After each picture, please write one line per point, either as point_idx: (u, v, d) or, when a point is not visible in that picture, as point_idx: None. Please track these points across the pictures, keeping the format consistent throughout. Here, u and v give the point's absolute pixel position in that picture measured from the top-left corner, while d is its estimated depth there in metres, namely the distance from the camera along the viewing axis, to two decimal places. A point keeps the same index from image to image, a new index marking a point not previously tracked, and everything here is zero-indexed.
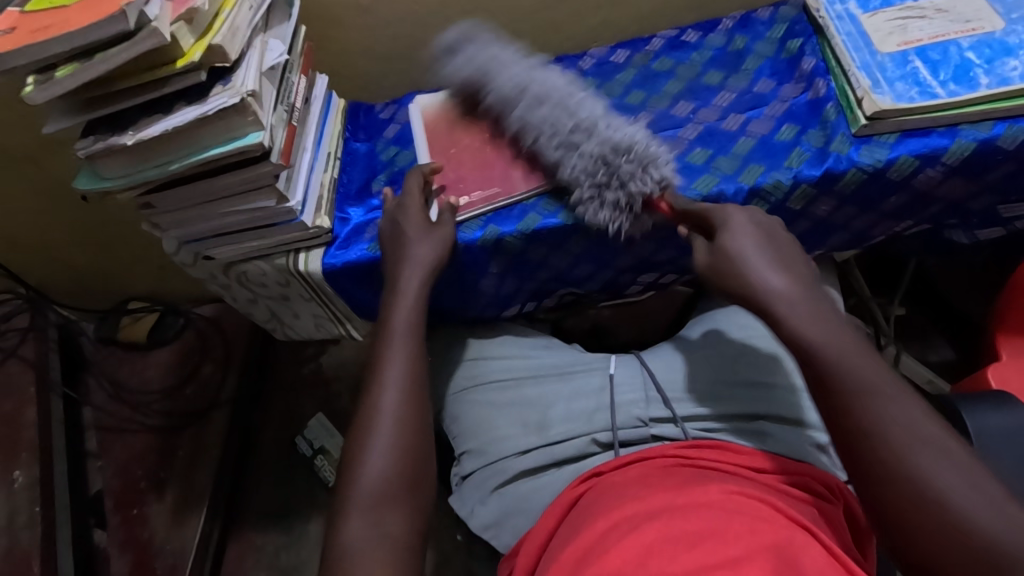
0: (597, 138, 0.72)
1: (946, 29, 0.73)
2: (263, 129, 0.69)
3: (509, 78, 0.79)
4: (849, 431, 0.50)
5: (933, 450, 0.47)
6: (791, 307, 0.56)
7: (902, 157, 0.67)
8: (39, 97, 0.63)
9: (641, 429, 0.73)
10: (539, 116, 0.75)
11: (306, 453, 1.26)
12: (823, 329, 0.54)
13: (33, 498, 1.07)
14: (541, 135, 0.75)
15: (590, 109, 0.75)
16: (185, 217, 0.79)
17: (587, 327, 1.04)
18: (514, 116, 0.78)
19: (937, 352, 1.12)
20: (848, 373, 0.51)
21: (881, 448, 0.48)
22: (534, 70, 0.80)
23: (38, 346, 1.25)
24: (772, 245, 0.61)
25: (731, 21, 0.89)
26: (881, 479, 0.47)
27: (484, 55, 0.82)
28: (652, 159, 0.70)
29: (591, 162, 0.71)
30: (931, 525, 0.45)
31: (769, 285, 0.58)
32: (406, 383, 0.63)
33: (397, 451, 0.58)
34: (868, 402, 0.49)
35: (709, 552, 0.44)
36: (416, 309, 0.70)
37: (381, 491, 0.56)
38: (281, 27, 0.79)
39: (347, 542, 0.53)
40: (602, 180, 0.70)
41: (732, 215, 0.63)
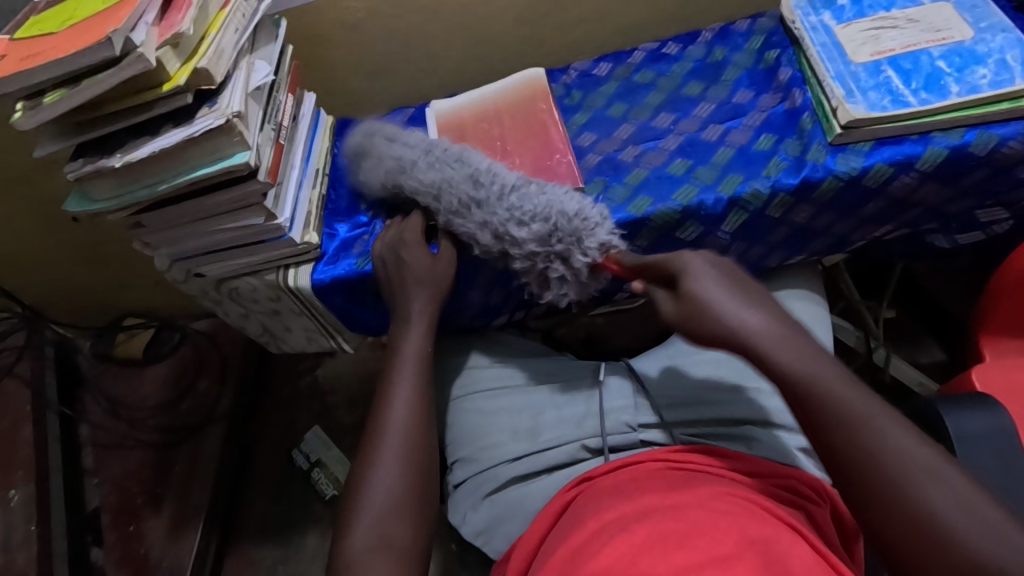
0: (524, 223, 0.70)
1: (917, 38, 0.74)
2: (249, 148, 0.70)
3: (423, 183, 0.76)
4: (845, 452, 0.50)
5: (923, 470, 0.48)
6: (769, 341, 0.56)
7: (876, 165, 0.69)
8: (28, 123, 0.64)
9: (630, 435, 0.73)
10: (455, 204, 0.73)
11: (303, 465, 1.27)
12: (801, 362, 0.54)
13: (29, 516, 1.07)
14: (475, 235, 0.73)
15: (505, 195, 0.72)
16: (176, 236, 0.80)
17: (581, 335, 1.08)
18: (444, 218, 0.75)
19: (926, 353, 1.14)
20: (833, 398, 0.52)
21: (875, 467, 0.49)
22: (438, 159, 0.77)
23: (34, 363, 1.26)
24: (736, 287, 0.60)
25: (710, 33, 0.90)
26: (883, 500, 0.48)
27: (392, 153, 0.80)
28: (585, 228, 0.70)
29: (529, 247, 0.71)
30: (923, 538, 0.46)
31: (737, 326, 0.57)
32: (412, 401, 0.68)
33: (403, 468, 0.63)
34: (857, 425, 0.50)
35: (699, 551, 0.45)
36: (426, 332, 0.74)
37: (387, 507, 0.60)
38: (267, 47, 0.80)
39: (351, 554, 0.56)
40: (546, 261, 0.71)
41: (693, 263, 0.62)
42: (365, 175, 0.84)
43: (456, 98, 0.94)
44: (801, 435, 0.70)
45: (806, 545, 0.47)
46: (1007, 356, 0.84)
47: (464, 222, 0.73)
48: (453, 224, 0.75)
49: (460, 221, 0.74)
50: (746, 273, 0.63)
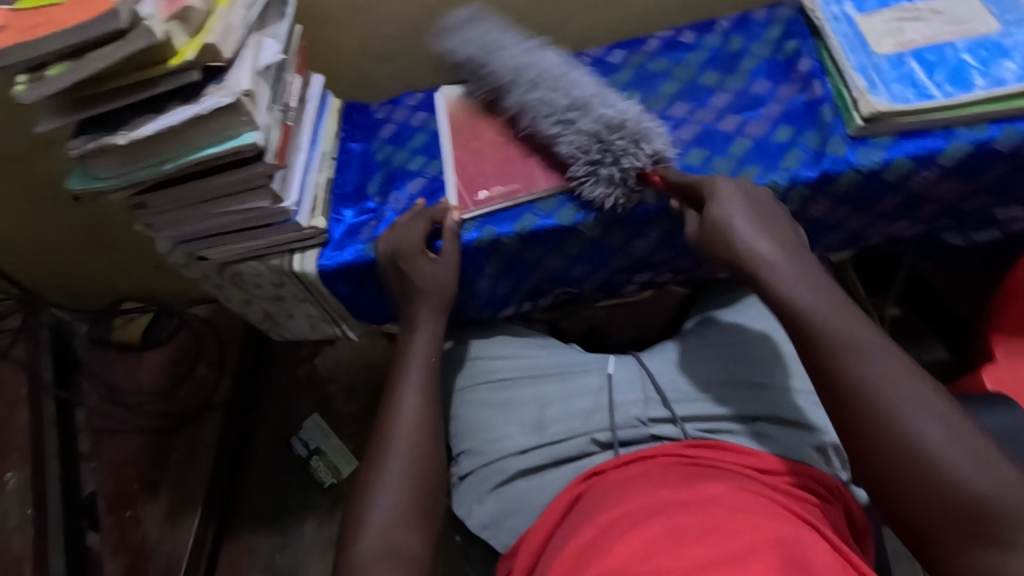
0: (591, 114, 0.74)
1: (941, 31, 0.73)
2: (257, 128, 0.68)
3: (510, 62, 0.81)
4: (835, 377, 0.52)
5: (930, 414, 0.48)
6: (778, 271, 0.59)
7: (897, 158, 0.67)
8: (31, 96, 0.62)
9: (639, 429, 0.72)
10: (536, 95, 0.78)
11: (301, 453, 1.26)
12: (807, 292, 0.57)
13: (25, 499, 1.06)
14: (540, 125, 0.77)
15: (581, 90, 0.77)
16: (179, 219, 0.79)
17: (583, 328, 1.05)
18: (516, 99, 0.80)
19: (930, 352, 1.13)
20: (844, 343, 0.52)
21: (866, 395, 0.50)
22: (530, 49, 0.83)
23: (30, 347, 1.24)
24: (760, 213, 0.64)
25: (728, 22, 0.88)
26: (867, 425, 0.49)
27: (490, 36, 0.84)
28: (643, 135, 0.72)
29: (585, 136, 0.73)
30: (917, 480, 0.46)
31: (748, 240, 0.61)
32: (422, 404, 0.68)
33: (412, 477, 0.63)
34: (864, 366, 0.51)
35: (714, 548, 0.44)
36: (433, 338, 0.74)
37: (397, 514, 0.60)
38: (275, 26, 0.79)
39: (361, 559, 0.56)
40: (595, 158, 0.72)
41: (720, 184, 0.65)
42: (473, 84, 0.88)
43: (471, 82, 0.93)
44: (817, 433, 0.69)
45: (825, 544, 0.46)
46: (1016, 356, 0.84)
47: (535, 104, 0.78)
48: (524, 105, 0.79)
49: (534, 104, 0.78)
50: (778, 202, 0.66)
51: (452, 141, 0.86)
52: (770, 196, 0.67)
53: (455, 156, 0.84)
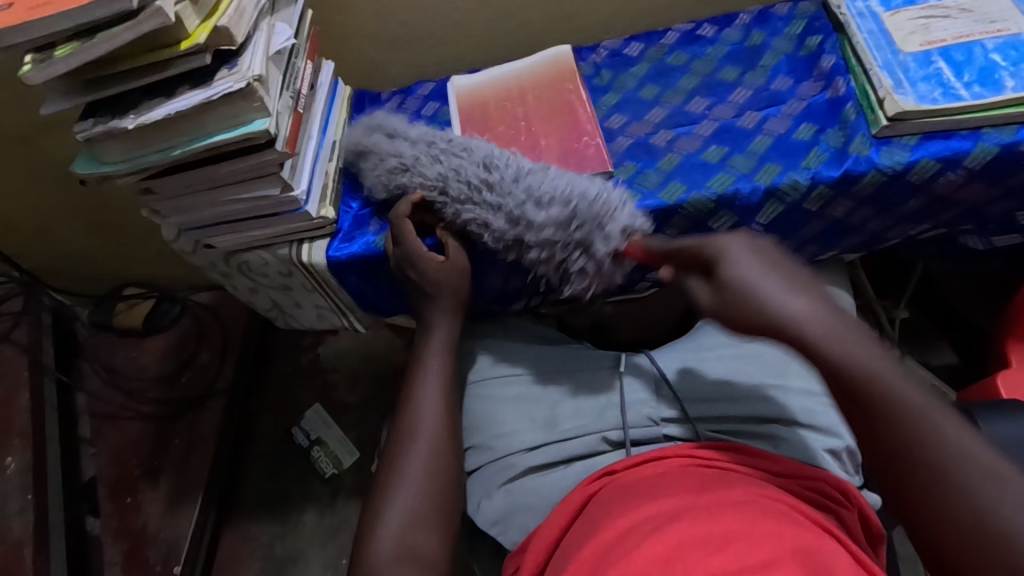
0: (539, 216, 0.69)
1: (970, 29, 0.71)
2: (269, 115, 0.67)
3: (395, 153, 0.78)
4: (896, 448, 0.47)
5: (980, 471, 0.44)
6: (818, 329, 0.51)
7: (922, 160, 0.66)
8: (37, 78, 0.60)
9: (652, 429, 0.71)
10: (470, 201, 0.72)
11: (303, 443, 1.27)
12: (856, 350, 0.50)
13: (25, 484, 1.06)
14: (484, 223, 0.72)
15: (514, 181, 0.71)
16: (187, 205, 0.77)
17: (587, 324, 1.04)
18: (432, 174, 0.75)
19: (938, 356, 1.10)
20: (890, 392, 0.48)
21: (934, 473, 0.45)
22: (443, 152, 0.76)
23: (31, 330, 1.23)
24: (786, 274, 0.55)
25: (749, 16, 0.87)
26: (938, 507, 0.44)
27: (386, 125, 0.82)
28: (605, 213, 0.68)
29: (548, 240, 0.69)
30: (969, 538, 0.43)
31: (776, 304, 0.52)
32: (440, 405, 0.68)
33: (428, 480, 0.62)
34: (915, 425, 0.46)
35: (735, 557, 0.43)
36: (449, 337, 0.74)
37: (411, 517, 0.59)
38: (289, 8, 0.77)
39: (379, 559, 0.56)
40: (568, 252, 0.69)
41: (730, 245, 0.57)
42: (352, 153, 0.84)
43: (481, 72, 0.91)
44: (828, 436, 0.69)
45: (848, 554, 0.45)
46: None
47: (472, 210, 0.72)
48: (462, 216, 0.73)
49: (470, 211, 0.72)
50: (784, 250, 0.58)
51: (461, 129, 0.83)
52: (779, 251, 0.58)
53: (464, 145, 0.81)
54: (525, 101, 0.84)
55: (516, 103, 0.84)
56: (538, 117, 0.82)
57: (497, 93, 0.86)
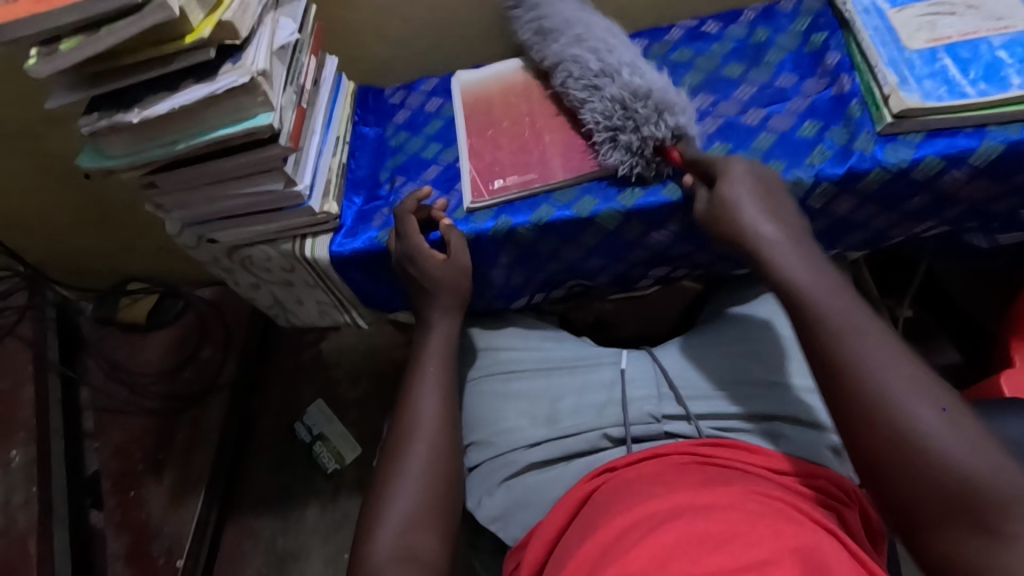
0: (620, 81, 0.73)
1: (977, 26, 0.71)
2: (273, 110, 0.67)
3: (562, 18, 0.81)
4: (834, 359, 0.53)
5: (887, 363, 0.51)
6: (777, 248, 0.61)
7: (927, 157, 0.66)
8: (43, 70, 0.60)
9: (653, 426, 0.71)
10: (574, 51, 0.78)
11: (305, 438, 1.26)
12: (810, 275, 0.59)
13: (30, 477, 1.06)
14: (571, 70, 0.77)
15: (617, 51, 0.77)
16: (191, 200, 0.77)
17: (590, 320, 1.03)
18: (554, 56, 0.80)
19: (940, 354, 1.10)
20: (827, 311, 0.55)
21: (868, 382, 0.50)
22: (570, 23, 0.81)
23: (36, 324, 1.23)
24: (769, 199, 0.65)
25: (753, 12, 0.86)
26: (863, 414, 0.49)
27: (558, 7, 0.83)
28: (668, 106, 0.71)
29: (608, 105, 0.73)
30: (868, 417, 0.49)
31: (745, 216, 0.63)
32: (439, 403, 0.68)
33: (429, 476, 0.62)
34: (846, 330, 0.54)
35: (732, 557, 0.43)
36: (450, 335, 0.74)
37: (411, 513, 0.59)
38: (293, 4, 0.77)
39: (379, 557, 0.56)
40: (617, 124, 0.72)
41: (732, 163, 0.67)
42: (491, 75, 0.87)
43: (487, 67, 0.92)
44: (829, 433, 0.69)
45: (846, 554, 0.45)
46: None
47: (571, 59, 0.78)
48: (560, 62, 0.79)
49: (569, 60, 0.78)
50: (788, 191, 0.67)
51: (466, 128, 0.84)
52: (781, 185, 0.67)
53: (469, 144, 0.82)
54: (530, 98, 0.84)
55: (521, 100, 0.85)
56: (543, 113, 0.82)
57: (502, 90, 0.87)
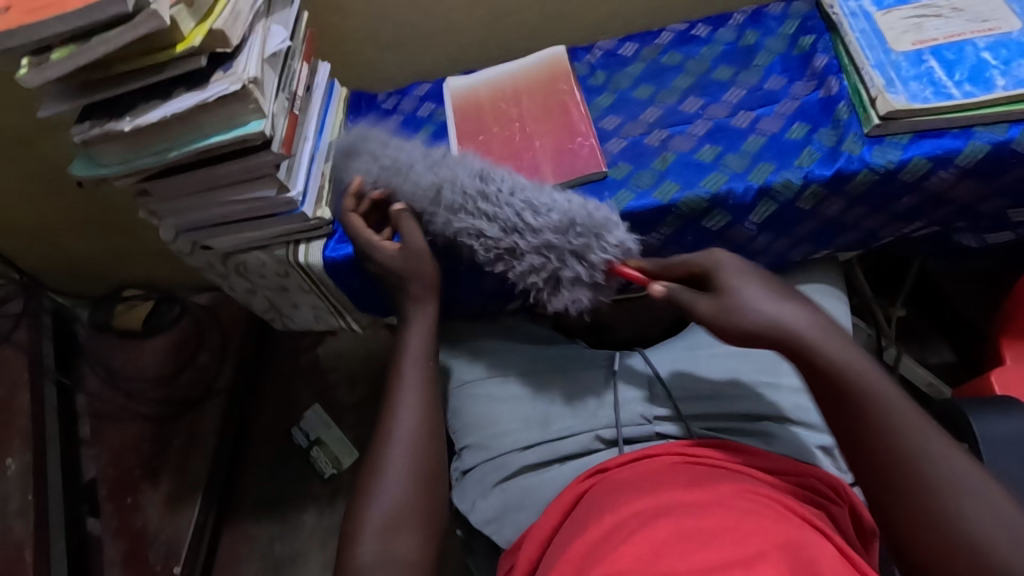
0: (533, 224, 0.67)
1: (962, 28, 0.72)
2: (264, 117, 0.67)
3: (389, 161, 0.73)
4: (882, 459, 0.49)
5: (959, 481, 0.47)
6: (821, 337, 0.55)
7: (914, 158, 0.66)
8: (33, 80, 0.61)
9: (645, 427, 0.72)
10: (456, 206, 0.70)
11: (301, 443, 1.27)
12: (848, 357, 0.54)
13: (26, 485, 1.06)
14: (473, 229, 0.69)
15: (510, 189, 0.70)
16: (184, 207, 0.78)
17: (587, 323, 1.04)
18: (422, 205, 0.71)
19: (936, 354, 1.11)
20: (879, 400, 0.51)
21: (917, 483, 0.47)
22: (435, 163, 0.72)
23: (32, 331, 1.24)
24: (771, 291, 0.59)
25: (742, 16, 0.87)
26: (917, 518, 0.47)
27: (358, 130, 0.78)
28: (601, 229, 0.67)
29: (537, 251, 0.67)
30: (940, 542, 0.46)
31: (779, 313, 0.57)
32: (420, 400, 0.66)
33: (412, 476, 0.61)
34: (910, 453, 0.48)
35: (719, 552, 0.43)
36: (431, 327, 0.71)
37: (393, 514, 0.59)
38: (280, 10, 0.77)
39: (362, 563, 0.56)
40: (556, 266, 0.67)
41: (724, 260, 0.62)
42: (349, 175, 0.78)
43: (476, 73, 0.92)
44: (819, 433, 0.70)
45: (833, 550, 0.46)
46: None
47: (460, 216, 0.70)
48: (445, 220, 0.70)
49: (456, 216, 0.70)
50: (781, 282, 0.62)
51: (456, 133, 0.83)
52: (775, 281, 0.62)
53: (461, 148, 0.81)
54: (520, 103, 0.84)
55: (511, 104, 0.84)
56: (533, 118, 0.82)
57: (492, 94, 0.87)
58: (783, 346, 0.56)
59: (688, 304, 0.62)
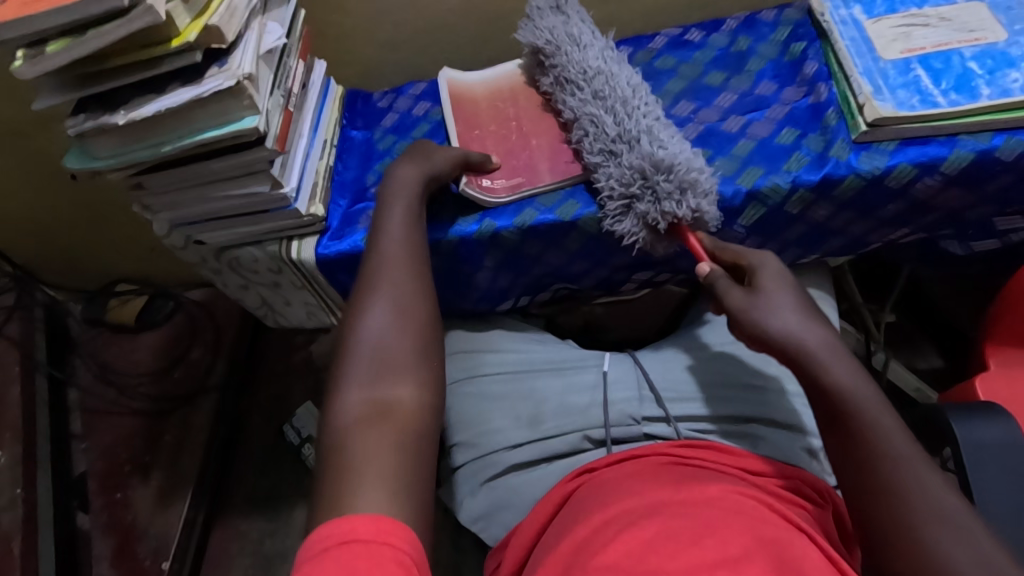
0: (642, 149, 0.69)
1: (949, 38, 0.73)
2: (258, 113, 0.68)
3: (581, 68, 0.77)
4: (875, 480, 0.51)
5: (937, 517, 0.48)
6: (825, 355, 0.56)
7: (900, 165, 0.67)
8: (29, 72, 0.61)
9: (633, 427, 0.73)
10: (591, 112, 0.75)
11: (294, 441, 1.24)
12: (854, 377, 0.55)
13: (15, 478, 1.06)
14: (589, 134, 0.74)
15: (642, 117, 0.72)
16: (177, 201, 0.78)
17: (579, 324, 1.05)
18: (572, 112, 0.77)
19: (925, 360, 1.12)
20: (874, 425, 0.52)
21: (900, 508, 0.49)
22: (588, 75, 0.77)
23: (24, 325, 1.23)
24: (793, 305, 0.60)
25: (735, 21, 0.88)
26: (891, 541, 0.49)
27: (573, 30, 0.80)
28: (694, 184, 0.68)
29: (625, 175, 0.70)
30: (899, 553, 0.48)
31: (788, 330, 0.58)
32: (405, 246, 0.61)
33: (399, 312, 0.55)
34: (903, 482, 0.50)
35: (709, 551, 0.44)
36: (416, 194, 0.68)
37: (378, 354, 0.52)
38: (529, 22, 0.83)
39: (344, 413, 0.48)
40: (635, 193, 0.70)
41: (766, 264, 0.64)
42: (538, 68, 0.85)
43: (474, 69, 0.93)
44: (808, 436, 0.70)
45: (818, 552, 0.46)
46: (1011, 366, 0.84)
47: (588, 121, 0.75)
48: (577, 120, 0.76)
49: (585, 120, 0.75)
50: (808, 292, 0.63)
51: (454, 129, 0.84)
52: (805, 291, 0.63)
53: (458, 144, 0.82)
54: (515, 102, 0.86)
55: (508, 103, 0.86)
56: (529, 118, 0.84)
57: (489, 93, 0.88)
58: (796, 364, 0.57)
59: (724, 294, 0.64)
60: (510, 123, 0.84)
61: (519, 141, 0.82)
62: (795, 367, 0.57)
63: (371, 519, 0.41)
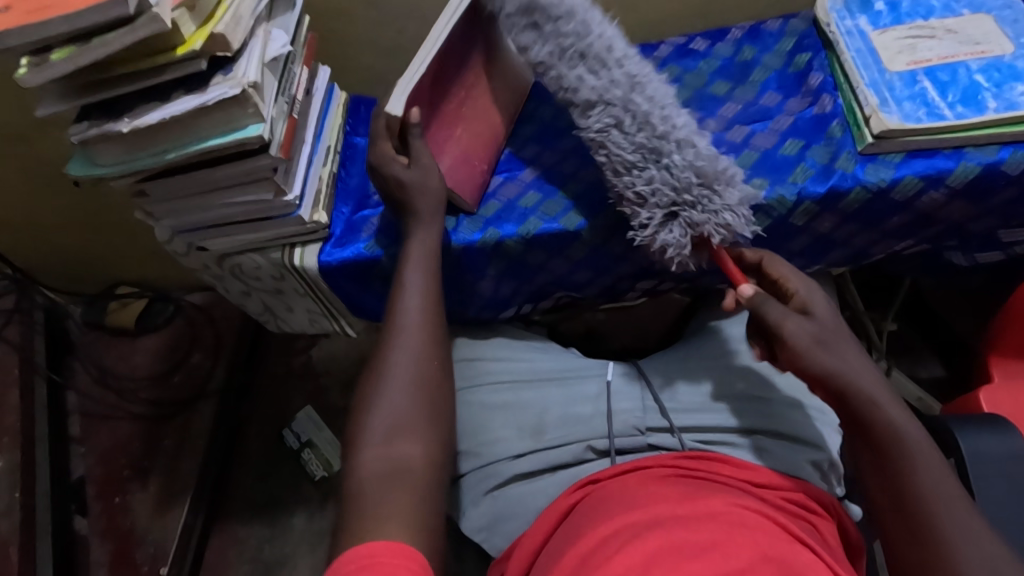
0: (696, 153, 0.65)
1: (955, 50, 0.73)
2: (263, 121, 0.67)
3: (604, 45, 0.70)
4: (919, 525, 0.51)
5: (984, 565, 0.48)
6: (880, 395, 0.56)
7: (906, 177, 0.67)
8: (32, 80, 0.61)
9: (637, 438, 0.73)
10: (627, 101, 0.67)
11: (293, 444, 1.26)
12: (906, 419, 0.55)
13: (13, 483, 1.05)
14: (625, 129, 0.67)
15: (681, 118, 0.68)
16: (179, 208, 0.78)
17: (581, 331, 1.07)
18: (591, 95, 0.69)
19: (926, 369, 1.12)
20: (919, 469, 0.53)
21: (945, 552, 0.49)
22: (610, 56, 0.69)
23: (23, 328, 1.23)
24: (842, 339, 0.59)
25: (740, 31, 0.88)
26: None
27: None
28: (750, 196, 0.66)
29: (675, 180, 0.65)
30: None
31: (846, 366, 0.57)
32: (422, 301, 0.66)
33: (416, 380, 0.61)
34: (947, 527, 0.50)
35: (708, 565, 0.44)
36: (436, 229, 0.71)
37: (395, 418, 0.58)
38: None
39: (363, 470, 0.55)
40: (684, 200, 0.65)
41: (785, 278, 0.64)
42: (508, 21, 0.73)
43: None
44: (816, 450, 0.70)
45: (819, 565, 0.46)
46: (1016, 378, 0.83)
47: (620, 113, 0.67)
48: (601, 107, 0.68)
49: (615, 111, 0.68)
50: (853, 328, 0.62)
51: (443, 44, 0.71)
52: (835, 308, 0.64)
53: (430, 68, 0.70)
54: (486, 75, 0.82)
55: (475, 76, 0.81)
56: (476, 103, 0.81)
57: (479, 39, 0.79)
58: (842, 404, 0.57)
59: (767, 314, 0.61)
60: (459, 94, 0.79)
61: (450, 120, 0.78)
62: (837, 404, 0.58)
63: (385, 545, 0.47)
